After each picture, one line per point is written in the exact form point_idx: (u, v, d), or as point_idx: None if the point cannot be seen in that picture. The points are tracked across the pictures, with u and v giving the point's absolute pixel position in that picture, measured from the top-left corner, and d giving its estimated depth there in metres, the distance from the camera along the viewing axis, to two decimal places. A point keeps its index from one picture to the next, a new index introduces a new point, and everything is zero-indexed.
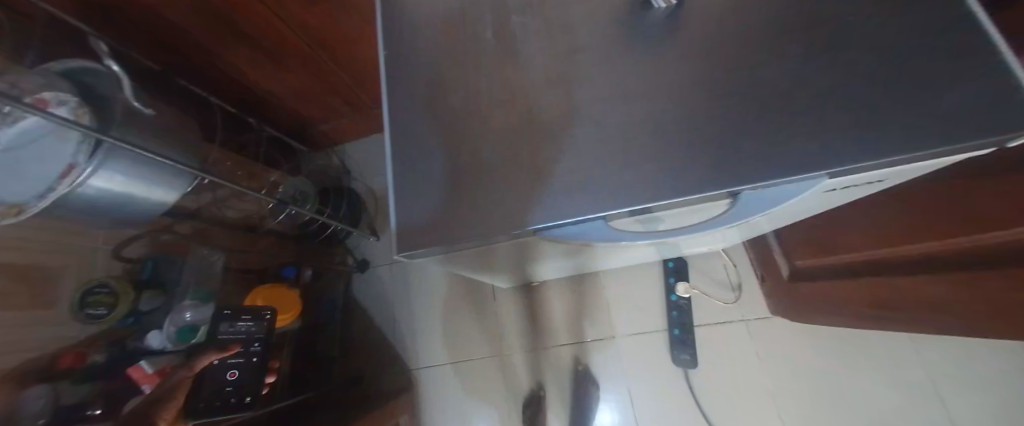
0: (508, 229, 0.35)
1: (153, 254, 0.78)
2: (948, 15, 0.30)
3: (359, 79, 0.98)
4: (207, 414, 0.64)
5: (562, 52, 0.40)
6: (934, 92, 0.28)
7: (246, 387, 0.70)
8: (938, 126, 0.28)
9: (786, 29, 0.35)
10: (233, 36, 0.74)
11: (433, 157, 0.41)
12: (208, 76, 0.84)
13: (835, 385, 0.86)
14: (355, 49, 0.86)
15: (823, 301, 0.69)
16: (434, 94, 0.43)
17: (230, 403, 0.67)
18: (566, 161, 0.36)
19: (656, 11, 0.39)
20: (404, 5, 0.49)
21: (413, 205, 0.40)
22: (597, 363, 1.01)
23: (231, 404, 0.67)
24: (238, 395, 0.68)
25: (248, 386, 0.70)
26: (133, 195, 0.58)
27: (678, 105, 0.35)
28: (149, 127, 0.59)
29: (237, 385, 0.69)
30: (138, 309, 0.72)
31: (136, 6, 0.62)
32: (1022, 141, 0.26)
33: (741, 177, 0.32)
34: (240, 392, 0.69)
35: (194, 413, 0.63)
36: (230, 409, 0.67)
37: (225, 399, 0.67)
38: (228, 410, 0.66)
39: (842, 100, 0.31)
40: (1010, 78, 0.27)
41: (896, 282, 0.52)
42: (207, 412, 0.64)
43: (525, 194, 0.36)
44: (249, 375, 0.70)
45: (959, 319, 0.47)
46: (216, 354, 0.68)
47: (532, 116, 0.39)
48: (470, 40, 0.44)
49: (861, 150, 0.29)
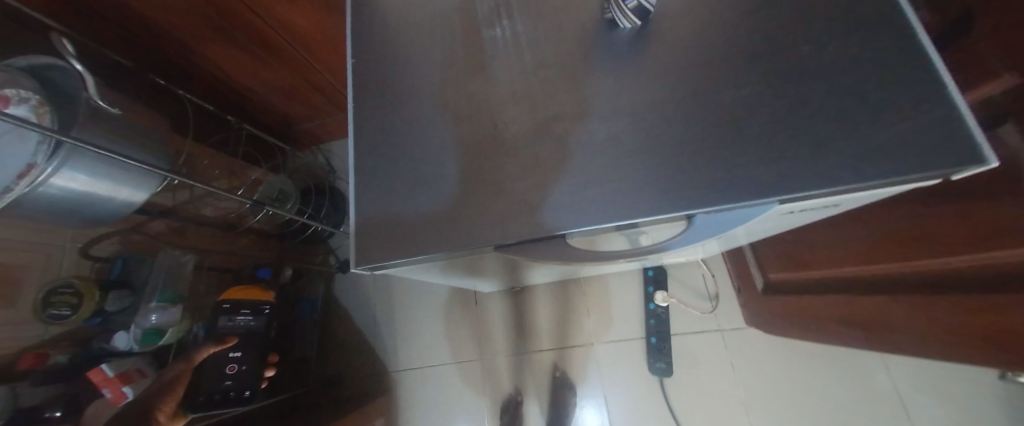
0: (463, 246, 0.35)
1: (123, 254, 0.76)
2: (903, 46, 0.31)
3: (341, 76, 0.96)
4: (208, 405, 0.73)
5: (529, 67, 0.40)
6: (886, 123, 0.29)
7: (243, 381, 0.78)
8: (882, 158, 0.28)
9: (747, 54, 0.35)
10: (212, 33, 0.73)
11: (397, 170, 0.41)
12: (185, 74, 0.83)
13: (807, 396, 0.87)
14: (336, 46, 0.85)
15: (793, 313, 0.70)
16: (399, 104, 0.43)
17: (229, 396, 0.76)
18: (527, 177, 0.36)
19: (622, 31, 0.39)
20: (373, 14, 0.48)
21: (376, 219, 0.39)
22: (576, 372, 1.01)
23: (229, 397, 0.76)
24: (236, 389, 0.77)
25: (245, 381, 0.79)
26: (98, 193, 0.57)
27: (640, 125, 0.35)
28: (117, 128, 0.58)
29: (235, 379, 0.78)
30: (104, 309, 0.70)
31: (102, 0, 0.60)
32: (964, 175, 0.27)
33: (694, 201, 0.32)
34: (238, 387, 0.78)
35: (195, 405, 0.72)
36: (228, 402, 0.76)
37: (224, 393, 0.76)
38: (227, 402, 0.76)
39: (795, 127, 0.32)
40: (955, 112, 0.27)
41: (855, 300, 0.53)
42: (208, 405, 0.74)
43: (487, 210, 0.36)
44: (247, 370, 0.79)
45: (915, 339, 0.48)
46: (214, 347, 0.75)
47: (496, 131, 0.39)
48: (438, 52, 0.44)
49: (811, 179, 0.30)
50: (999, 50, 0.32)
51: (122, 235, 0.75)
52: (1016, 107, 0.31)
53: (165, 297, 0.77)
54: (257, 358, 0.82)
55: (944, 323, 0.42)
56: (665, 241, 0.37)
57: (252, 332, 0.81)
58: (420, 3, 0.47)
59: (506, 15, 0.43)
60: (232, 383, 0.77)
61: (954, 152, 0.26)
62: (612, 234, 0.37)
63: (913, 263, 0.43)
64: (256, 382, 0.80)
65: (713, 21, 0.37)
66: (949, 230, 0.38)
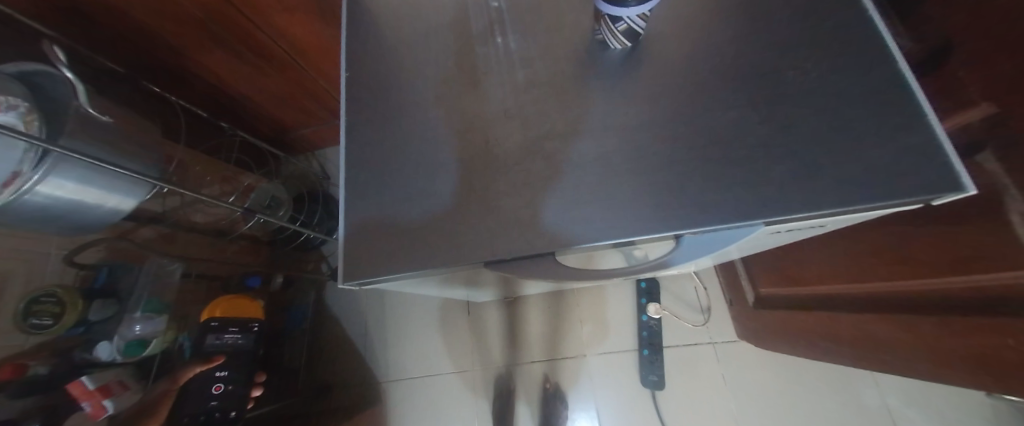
0: (452, 263, 0.35)
1: (109, 261, 0.73)
2: (885, 75, 0.32)
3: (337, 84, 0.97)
4: None
5: (521, 86, 0.41)
6: (868, 150, 0.29)
7: (229, 401, 0.77)
8: (866, 183, 0.29)
9: (735, 78, 0.36)
10: (207, 40, 0.73)
11: (389, 185, 0.40)
12: (180, 80, 0.83)
13: (800, 410, 0.87)
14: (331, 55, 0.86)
15: (784, 328, 0.70)
16: (392, 118, 0.43)
17: (214, 416, 0.75)
18: (518, 195, 0.36)
19: (613, 52, 0.39)
20: (368, 27, 0.49)
21: (366, 234, 0.39)
22: (568, 383, 1.01)
23: (214, 419, 0.75)
24: (221, 410, 0.76)
25: (231, 400, 0.77)
26: (84, 201, 0.56)
27: (630, 145, 0.36)
28: (106, 136, 0.58)
29: (221, 399, 0.76)
30: (87, 319, 0.68)
31: (97, 9, 0.60)
32: (945, 201, 0.28)
33: (683, 222, 0.32)
34: (223, 407, 0.76)
35: None
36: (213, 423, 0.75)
37: (208, 413, 0.74)
38: (212, 423, 0.74)
39: (781, 151, 0.32)
40: (934, 141, 0.28)
41: (843, 317, 0.53)
42: None
43: (477, 227, 0.36)
44: (232, 390, 0.78)
45: (902, 358, 0.48)
46: (200, 367, 0.75)
47: (489, 148, 0.39)
48: (432, 67, 0.44)
49: (797, 202, 0.30)
50: (975, 79, 0.33)
51: (110, 244, 0.73)
52: (993, 135, 0.32)
53: (150, 307, 0.78)
54: (244, 378, 0.80)
55: (931, 344, 0.42)
56: (668, 255, 0.34)
57: (239, 350, 0.80)
58: (414, 20, 0.47)
59: (499, 33, 0.44)
60: (217, 404, 0.75)
61: (934, 179, 0.27)
62: (608, 251, 0.37)
63: (900, 283, 0.43)
64: (242, 402, 0.79)
65: (702, 44, 0.38)
66: (931, 251, 0.39)
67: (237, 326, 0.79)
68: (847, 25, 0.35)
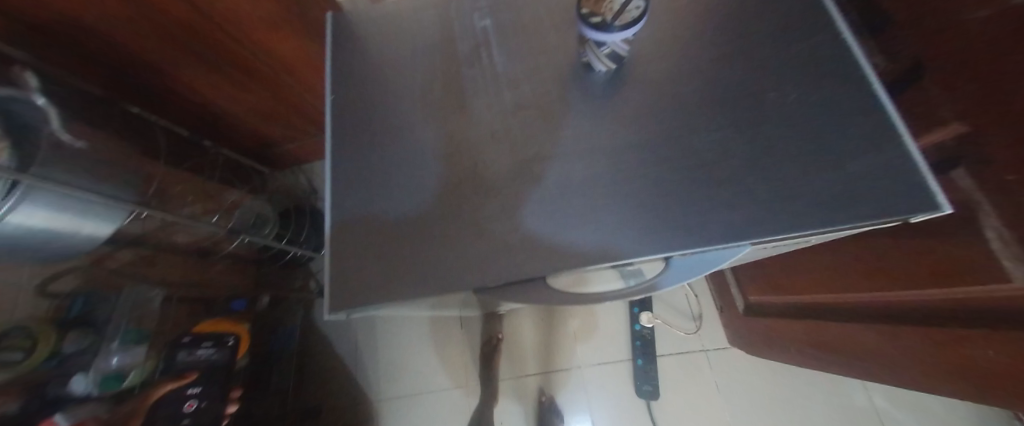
0: (445, 290, 0.34)
1: (85, 288, 0.69)
2: (860, 99, 0.33)
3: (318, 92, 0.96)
4: None
5: (508, 108, 0.41)
6: (847, 171, 0.31)
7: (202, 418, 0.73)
8: (850, 203, 0.29)
9: (717, 99, 0.36)
10: (194, 60, 0.71)
11: (375, 210, 0.39)
12: (162, 102, 0.81)
13: (791, 413, 0.89)
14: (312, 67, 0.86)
15: (773, 335, 0.71)
16: (380, 141, 0.43)
17: None
18: (507, 219, 0.36)
19: (598, 74, 0.40)
20: (353, 48, 0.48)
21: (351, 261, 0.37)
22: (564, 395, 1.00)
23: None
24: None
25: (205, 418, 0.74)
26: (60, 231, 0.54)
27: (617, 167, 0.36)
28: (72, 162, 0.56)
29: (194, 417, 0.72)
30: (61, 351, 0.64)
31: (89, 39, 0.58)
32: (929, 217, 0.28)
33: (675, 244, 0.32)
34: None
35: None
36: None
37: None
38: None
39: (766, 172, 0.33)
40: (910, 161, 0.29)
41: (830, 326, 0.54)
42: None
43: (468, 252, 0.36)
44: (207, 406, 0.75)
45: (890, 366, 0.49)
46: (173, 383, 0.72)
47: (477, 171, 0.39)
48: (420, 88, 0.44)
49: (785, 222, 0.30)
50: (946, 98, 0.35)
51: (82, 271, 0.68)
52: (964, 153, 0.33)
53: (129, 337, 0.74)
54: (219, 393, 0.77)
55: (919, 353, 0.43)
56: (657, 277, 0.34)
57: (213, 365, 0.78)
58: (400, 42, 0.47)
59: (486, 56, 0.44)
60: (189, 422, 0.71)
61: (907, 200, 0.27)
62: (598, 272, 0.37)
63: (883, 294, 0.44)
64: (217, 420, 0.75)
65: (685, 65, 0.39)
66: (909, 263, 0.40)
67: (211, 338, 0.79)
68: (822, 49, 0.36)
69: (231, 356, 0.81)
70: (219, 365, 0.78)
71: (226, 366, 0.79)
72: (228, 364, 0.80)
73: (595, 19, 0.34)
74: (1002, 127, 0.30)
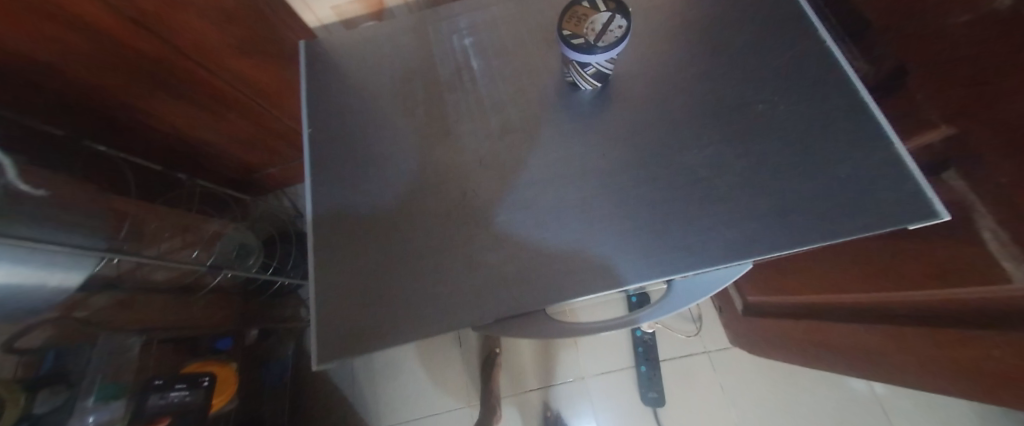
0: (442, 330, 0.33)
1: (55, 342, 0.63)
2: (849, 108, 0.33)
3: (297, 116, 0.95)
4: None
5: (495, 132, 0.40)
6: (837, 184, 0.31)
7: None
8: (844, 217, 0.29)
9: (707, 113, 0.36)
10: (163, 92, 0.69)
11: (362, 247, 0.38)
12: (132, 136, 0.77)
13: (795, 409, 0.90)
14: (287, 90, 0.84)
15: (773, 334, 0.71)
16: (364, 173, 0.41)
17: None
18: (502, 248, 0.35)
19: (584, 92, 0.39)
20: (329, 77, 0.46)
21: (340, 305, 0.35)
22: (570, 409, 0.98)
23: None
24: None
25: None
26: (26, 284, 0.50)
27: (610, 188, 0.35)
28: (37, 212, 0.53)
29: None
30: (32, 412, 0.59)
31: (41, 73, 0.54)
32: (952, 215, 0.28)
33: (676, 266, 0.31)
34: None
35: None
36: None
37: None
38: None
39: (762, 187, 0.32)
40: (904, 171, 0.29)
41: (829, 326, 0.54)
42: None
43: (462, 286, 0.34)
44: None
45: (890, 364, 0.49)
46: None
47: (467, 200, 0.37)
48: (403, 116, 0.42)
49: (784, 239, 0.30)
50: (931, 102, 0.35)
51: (59, 323, 0.62)
52: (953, 155, 0.33)
53: (105, 392, 0.68)
54: None
55: (922, 353, 0.43)
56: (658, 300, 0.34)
57: (188, 410, 0.70)
58: (379, 68, 0.45)
59: (469, 79, 0.43)
60: None
61: (905, 211, 0.28)
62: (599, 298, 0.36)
63: (879, 295, 0.45)
64: None
65: (672, 79, 0.38)
66: (901, 262, 0.40)
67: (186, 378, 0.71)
68: (806, 59, 0.36)
69: (206, 398, 0.73)
70: (194, 409, 0.70)
71: (201, 410, 0.70)
72: (205, 406, 0.71)
73: (576, 40, 0.34)
74: (990, 131, 0.30)
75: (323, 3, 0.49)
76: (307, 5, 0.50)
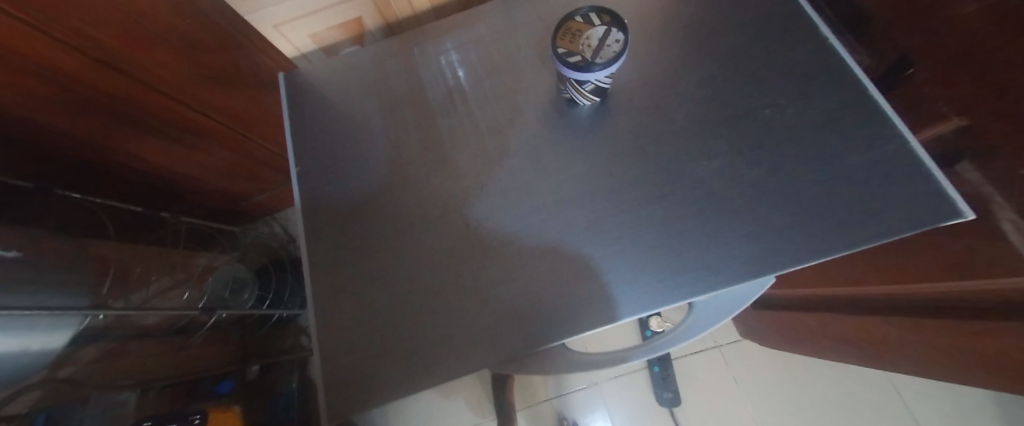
0: (459, 374, 0.31)
1: (43, 405, 0.54)
2: (858, 107, 0.32)
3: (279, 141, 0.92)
4: None
5: (494, 157, 0.38)
6: (854, 187, 0.30)
7: None
8: (866, 222, 0.28)
9: (713, 121, 0.35)
10: (135, 130, 0.65)
11: (365, 290, 0.36)
12: (105, 179, 0.72)
13: (809, 397, 0.92)
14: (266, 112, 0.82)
15: (786, 326, 0.70)
16: (359, 209, 0.39)
17: None
18: (512, 281, 0.33)
19: (582, 108, 0.38)
20: (314, 109, 0.44)
21: (347, 357, 0.33)
22: (587, 415, 0.97)
23: None
24: None
25: None
26: (16, 351, 0.48)
27: (620, 208, 0.34)
28: (6, 277, 0.50)
29: None
30: None
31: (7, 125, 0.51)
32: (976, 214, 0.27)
33: (697, 287, 0.30)
34: None
35: None
36: None
37: None
38: None
39: (776, 196, 0.31)
40: (923, 170, 0.28)
41: (842, 319, 0.54)
42: None
43: (475, 324, 0.33)
44: None
45: (906, 355, 0.49)
46: None
47: (472, 231, 0.36)
48: (396, 145, 0.41)
49: (806, 251, 0.29)
50: (940, 92, 0.34)
51: (46, 385, 0.56)
52: (966, 146, 0.33)
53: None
54: None
55: (939, 343, 0.42)
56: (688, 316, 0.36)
57: None
58: (366, 96, 0.43)
59: (461, 102, 0.41)
60: None
61: (927, 212, 0.27)
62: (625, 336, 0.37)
63: (891, 288, 0.45)
64: None
65: (672, 89, 0.37)
66: (909, 255, 0.40)
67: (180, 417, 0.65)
68: (808, 58, 0.35)
69: None
70: None
71: None
72: None
73: (573, 58, 0.32)
74: (1003, 121, 0.29)
75: (300, 32, 0.47)
76: (284, 34, 0.47)
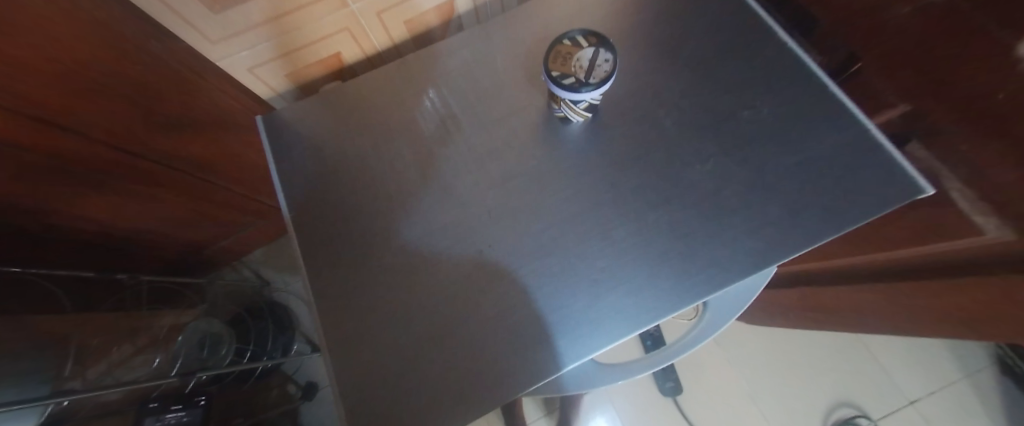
0: (494, 404, 0.31)
1: None
2: (823, 104, 0.36)
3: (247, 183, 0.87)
4: None
5: (497, 182, 0.39)
6: (833, 174, 0.33)
7: None
8: (846, 207, 0.32)
9: (699, 127, 0.38)
10: (80, 188, 0.59)
11: (381, 335, 0.34)
12: (50, 245, 0.65)
13: (797, 368, 0.98)
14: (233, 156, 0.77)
15: (773, 303, 0.76)
16: (364, 250, 0.38)
17: None
18: (534, 302, 0.34)
19: (575, 125, 0.40)
20: (300, 151, 0.42)
21: (371, 409, 0.32)
22: (595, 417, 0.98)
23: None
24: None
25: None
26: None
27: (626, 218, 0.35)
28: None
29: None
30: None
31: None
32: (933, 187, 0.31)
33: (709, 284, 0.32)
34: None
35: None
36: None
37: None
38: None
39: (767, 192, 0.34)
40: (887, 155, 0.32)
41: (821, 291, 0.59)
42: None
43: (502, 351, 0.32)
44: None
45: (878, 318, 0.54)
46: None
47: (484, 259, 0.36)
48: (393, 179, 0.40)
49: (798, 238, 0.32)
50: (887, 82, 0.39)
51: None
52: (915, 128, 0.37)
53: None
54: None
55: (907, 305, 0.47)
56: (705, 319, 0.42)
57: None
58: (355, 132, 0.42)
59: (455, 130, 0.41)
60: None
61: (896, 191, 0.31)
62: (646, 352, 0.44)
63: (858, 259, 0.49)
64: None
65: (658, 100, 0.39)
66: (876, 228, 0.44)
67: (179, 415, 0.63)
68: (773, 63, 0.39)
69: None
70: None
71: None
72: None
73: (567, 80, 0.33)
74: (944, 104, 0.33)
75: (274, 71, 0.45)
76: (258, 76, 0.46)
